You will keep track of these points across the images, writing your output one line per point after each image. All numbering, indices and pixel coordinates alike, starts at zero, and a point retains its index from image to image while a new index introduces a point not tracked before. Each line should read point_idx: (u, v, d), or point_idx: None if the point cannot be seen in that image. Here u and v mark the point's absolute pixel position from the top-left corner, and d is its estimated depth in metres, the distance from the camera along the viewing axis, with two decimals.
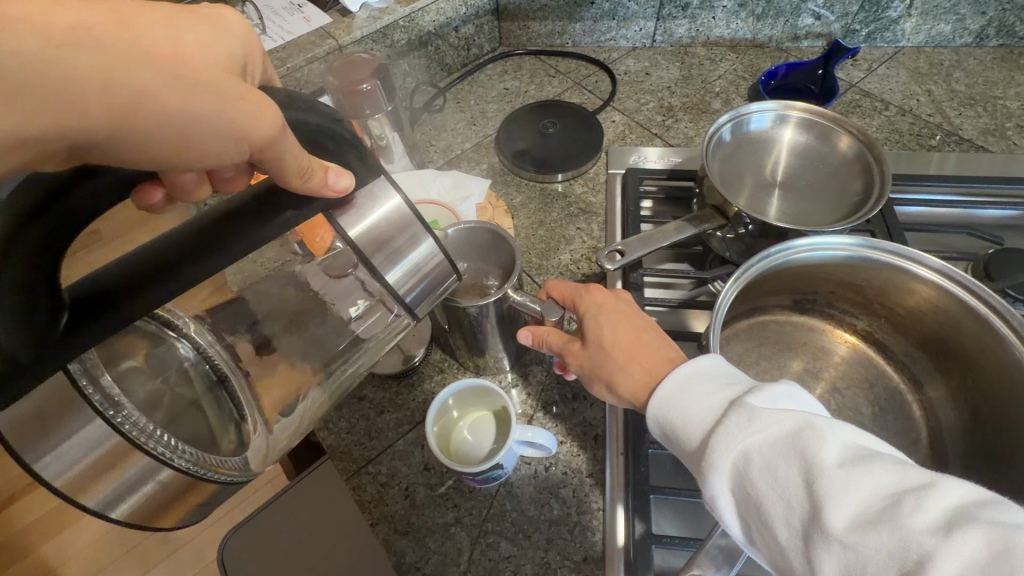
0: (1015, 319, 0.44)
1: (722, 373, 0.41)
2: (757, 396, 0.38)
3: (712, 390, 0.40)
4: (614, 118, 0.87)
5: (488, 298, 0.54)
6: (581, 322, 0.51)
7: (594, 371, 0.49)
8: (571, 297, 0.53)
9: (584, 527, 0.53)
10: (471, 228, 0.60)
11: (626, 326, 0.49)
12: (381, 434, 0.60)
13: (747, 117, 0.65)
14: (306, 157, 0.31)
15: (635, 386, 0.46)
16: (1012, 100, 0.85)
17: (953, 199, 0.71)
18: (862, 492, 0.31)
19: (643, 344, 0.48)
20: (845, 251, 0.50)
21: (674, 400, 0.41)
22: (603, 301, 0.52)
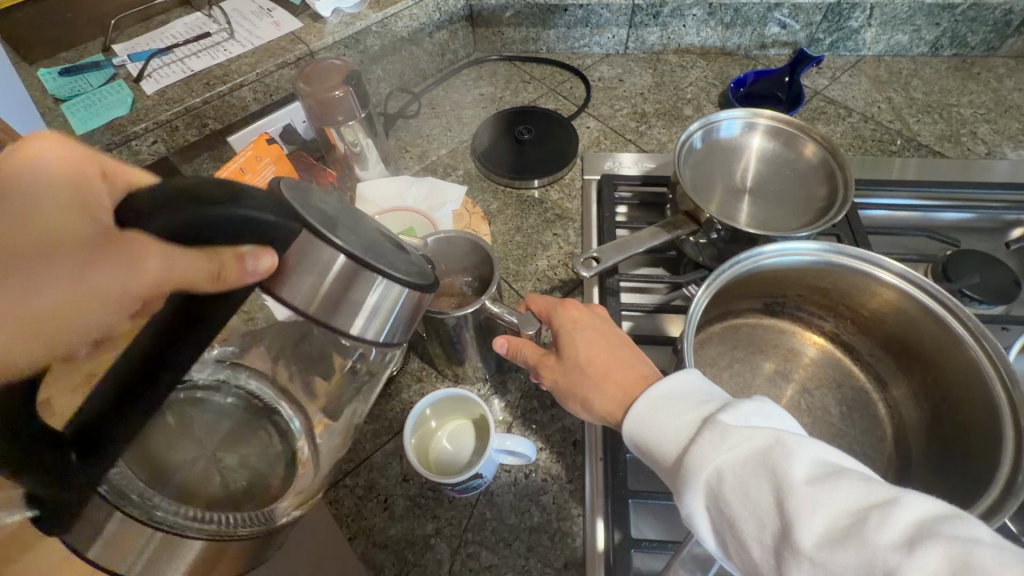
0: (971, 322, 0.46)
1: (696, 389, 0.42)
2: (728, 412, 0.39)
3: (686, 406, 0.41)
4: (589, 124, 0.88)
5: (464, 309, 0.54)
6: (559, 339, 0.51)
7: (569, 388, 0.49)
8: (550, 310, 0.53)
9: (564, 533, 0.54)
10: (449, 237, 0.60)
11: (602, 343, 0.50)
12: (358, 446, 0.60)
13: (717, 124, 0.67)
14: (196, 267, 0.26)
15: (608, 403, 0.46)
16: (966, 108, 0.88)
17: (912, 203, 0.74)
18: (831, 509, 0.32)
19: (618, 362, 0.48)
20: (812, 256, 0.51)
21: (650, 418, 0.41)
22: (579, 317, 0.52)
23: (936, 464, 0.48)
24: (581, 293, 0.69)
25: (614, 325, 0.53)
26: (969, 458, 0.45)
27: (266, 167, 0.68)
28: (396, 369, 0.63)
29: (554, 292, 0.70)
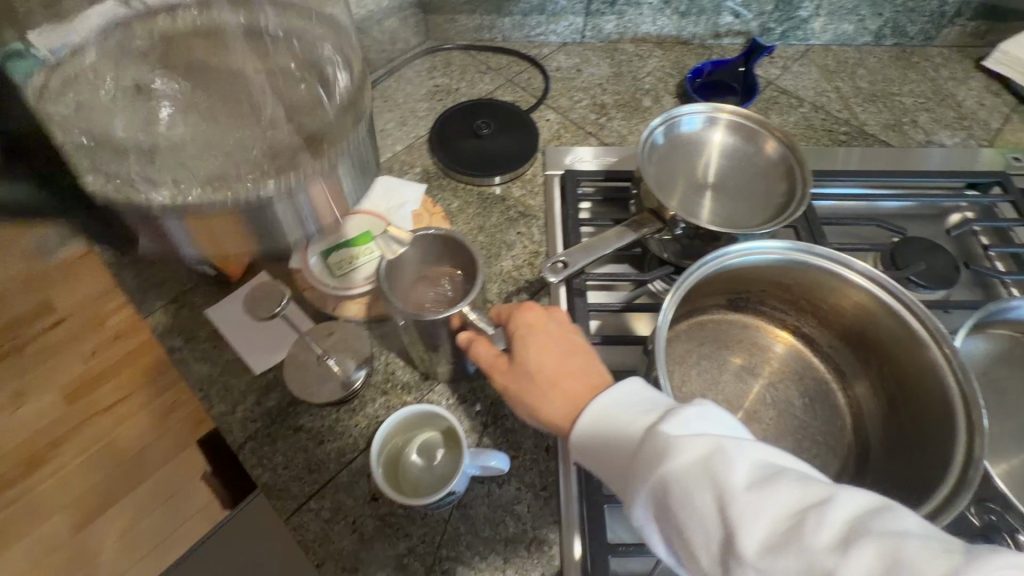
0: (930, 323, 0.47)
1: (642, 397, 0.42)
2: (670, 420, 0.39)
3: (632, 417, 0.41)
4: (549, 116, 0.86)
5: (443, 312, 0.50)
6: (517, 345, 0.49)
7: (523, 398, 0.48)
8: (511, 316, 0.51)
9: (541, 542, 0.53)
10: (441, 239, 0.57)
11: (560, 353, 0.48)
12: (321, 466, 0.57)
13: (678, 119, 0.66)
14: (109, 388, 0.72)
15: (561, 416, 0.46)
16: (907, 97, 0.92)
17: (861, 192, 0.76)
18: (771, 513, 0.32)
19: (574, 373, 0.47)
20: (776, 254, 0.52)
21: (599, 432, 0.42)
22: (537, 324, 0.50)
23: (893, 451, 0.50)
24: (547, 294, 0.68)
25: (572, 328, 0.51)
26: (923, 445, 0.47)
27: None
28: (361, 381, 0.61)
29: (520, 293, 0.69)
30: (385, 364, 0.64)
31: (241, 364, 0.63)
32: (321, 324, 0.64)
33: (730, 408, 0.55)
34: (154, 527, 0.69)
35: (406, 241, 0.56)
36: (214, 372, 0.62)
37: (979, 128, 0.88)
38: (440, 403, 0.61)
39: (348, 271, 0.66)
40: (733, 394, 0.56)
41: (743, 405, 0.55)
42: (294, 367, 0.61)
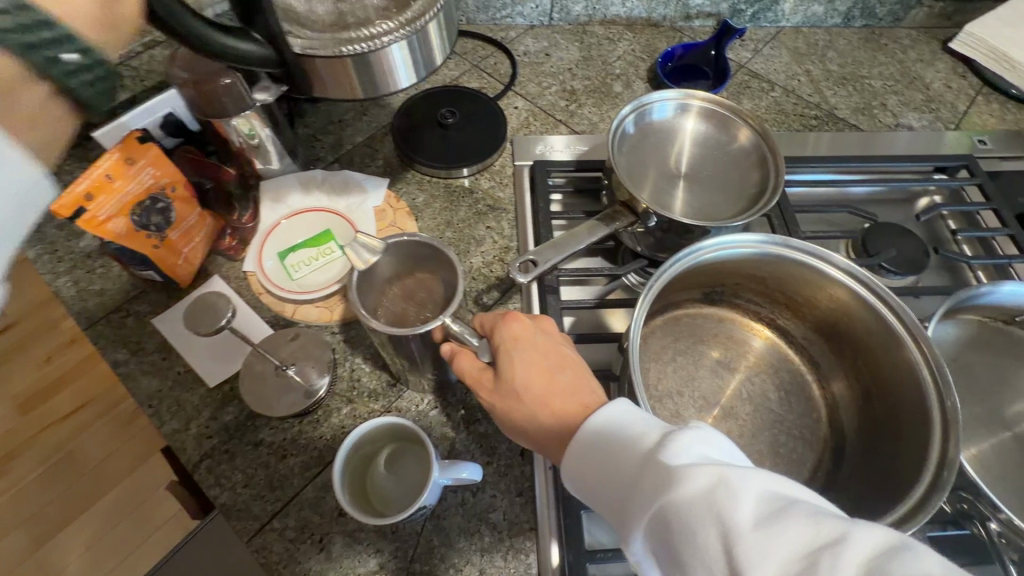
0: (908, 318, 0.46)
1: (636, 421, 0.38)
2: (665, 447, 0.35)
3: (624, 443, 0.37)
4: (517, 104, 0.83)
5: (422, 325, 0.49)
6: (502, 363, 0.47)
7: (510, 418, 0.46)
8: (494, 329, 0.49)
9: (517, 550, 0.52)
10: (418, 243, 0.51)
11: (545, 369, 0.46)
12: (284, 483, 0.54)
13: (649, 107, 0.64)
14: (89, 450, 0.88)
15: (550, 440, 0.44)
16: (876, 79, 0.91)
17: (832, 179, 0.75)
18: (781, 556, 0.27)
19: (562, 392, 0.45)
20: (751, 248, 0.50)
21: (591, 461, 0.38)
22: (521, 338, 0.47)
23: (868, 445, 0.50)
24: (519, 292, 0.66)
25: (560, 342, 0.49)
26: (898, 437, 0.47)
27: (141, 170, 0.57)
28: (324, 391, 0.57)
29: (491, 291, 0.66)
30: (350, 371, 0.60)
31: (193, 377, 0.59)
32: (278, 330, 0.60)
33: (707, 405, 0.54)
34: (115, 542, 0.86)
35: (379, 251, 0.49)
36: (164, 387, 0.58)
37: (946, 111, 0.88)
38: (410, 410, 0.58)
39: (308, 273, 0.64)
40: (709, 391, 0.55)
41: (720, 402, 0.54)
42: (251, 379, 0.57)
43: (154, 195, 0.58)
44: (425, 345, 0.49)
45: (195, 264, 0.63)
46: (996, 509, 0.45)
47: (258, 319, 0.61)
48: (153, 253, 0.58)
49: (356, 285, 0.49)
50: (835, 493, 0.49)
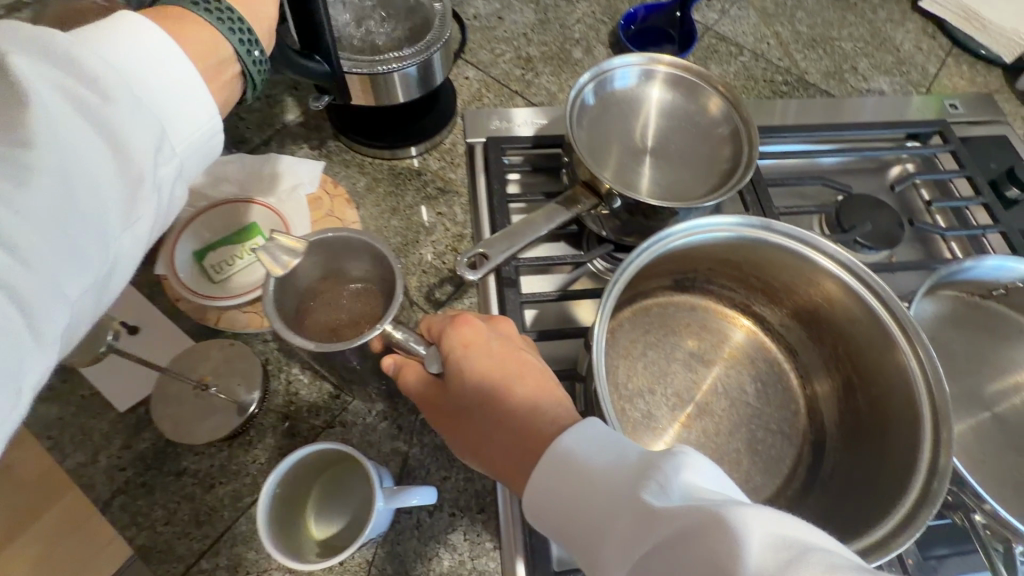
0: (895, 306, 0.42)
1: (616, 446, 0.33)
2: (648, 481, 0.29)
3: (599, 474, 0.32)
4: (468, 74, 0.75)
5: (360, 337, 0.42)
6: (454, 374, 0.41)
7: (465, 434, 0.41)
8: (441, 335, 0.42)
9: (479, 573, 0.47)
10: (347, 239, 0.45)
11: (501, 377, 0.40)
12: (213, 517, 0.47)
13: (610, 74, 0.58)
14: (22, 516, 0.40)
15: (508, 458, 0.38)
16: (847, 41, 0.87)
17: (805, 149, 0.71)
18: None
19: (522, 403, 0.39)
20: (725, 232, 0.45)
21: (562, 494, 0.33)
22: (474, 344, 0.41)
23: (852, 438, 0.47)
24: (475, 285, 0.59)
25: (518, 346, 0.43)
26: (883, 431, 0.43)
27: None
28: (255, 408, 0.50)
29: (444, 285, 0.60)
30: (286, 383, 0.53)
31: (101, 400, 0.51)
32: (196, 344, 0.53)
33: (680, 403, 0.50)
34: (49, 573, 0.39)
35: (300, 253, 0.43)
36: (64, 415, 0.50)
37: (917, 73, 0.84)
38: (356, 425, 0.52)
39: (232, 273, 0.56)
40: (683, 387, 0.51)
41: (694, 399, 0.50)
42: (169, 400, 0.50)
43: None
44: (364, 355, 0.43)
45: None
46: (981, 500, 0.42)
47: (175, 329, 0.54)
48: None
49: (275, 291, 0.42)
50: (817, 492, 0.46)
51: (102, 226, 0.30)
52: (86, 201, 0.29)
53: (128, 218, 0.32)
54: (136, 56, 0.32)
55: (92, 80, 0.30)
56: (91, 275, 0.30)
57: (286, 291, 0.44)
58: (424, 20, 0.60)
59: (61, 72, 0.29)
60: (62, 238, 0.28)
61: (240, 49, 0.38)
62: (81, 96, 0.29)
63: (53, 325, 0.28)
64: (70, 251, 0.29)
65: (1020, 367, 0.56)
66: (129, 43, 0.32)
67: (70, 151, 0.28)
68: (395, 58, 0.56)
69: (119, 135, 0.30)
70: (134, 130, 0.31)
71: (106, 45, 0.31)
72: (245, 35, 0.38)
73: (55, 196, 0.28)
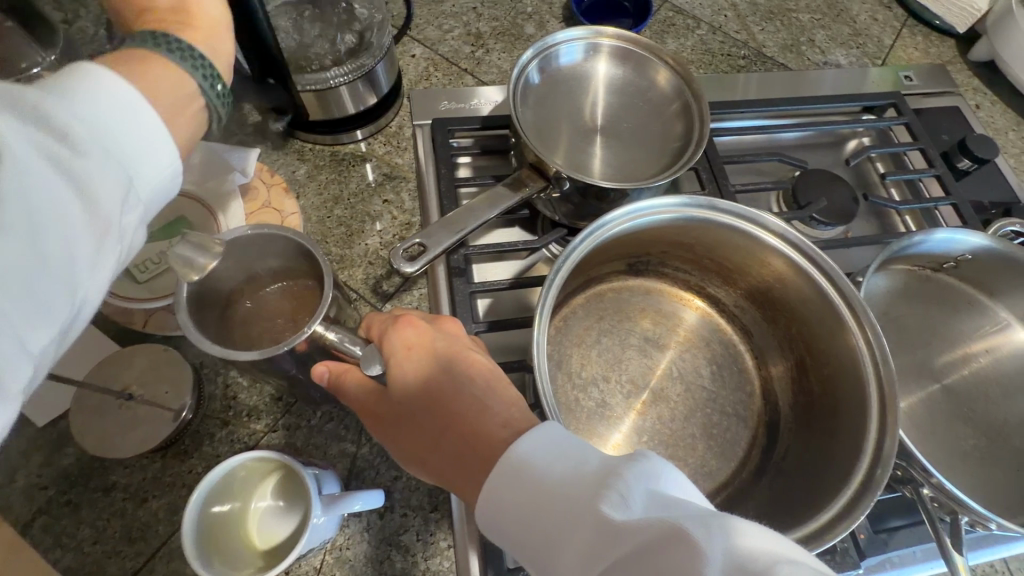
0: (845, 286, 0.41)
1: (575, 448, 0.31)
2: (608, 488, 0.28)
3: (557, 480, 0.30)
4: (414, 52, 0.71)
5: (289, 340, 0.39)
6: (397, 378, 0.38)
7: (407, 441, 0.38)
8: (384, 336, 0.40)
9: (433, 573, 0.46)
10: (267, 234, 0.41)
11: (448, 379, 0.38)
12: (146, 532, 0.45)
13: (555, 49, 0.55)
14: None
15: (452, 464, 0.36)
16: (804, 13, 0.85)
17: (762, 124, 0.70)
18: None
19: (470, 404, 0.37)
20: (670, 214, 0.44)
21: (513, 502, 0.31)
22: (419, 346, 0.39)
23: (805, 419, 0.46)
24: (424, 275, 0.57)
25: (466, 344, 0.40)
26: (835, 411, 0.43)
27: None
28: (190, 415, 0.47)
29: (392, 277, 0.57)
30: (224, 387, 0.50)
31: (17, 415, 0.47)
32: (123, 349, 0.49)
33: (635, 390, 0.49)
34: None
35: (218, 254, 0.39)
36: None
37: (872, 45, 0.83)
38: (301, 427, 0.49)
39: (158, 273, 0.52)
40: (638, 373, 0.49)
41: (649, 384, 0.49)
42: (91, 413, 0.46)
43: None
44: (296, 359, 0.40)
45: None
46: (929, 474, 0.43)
47: (98, 334, 0.50)
48: None
49: (190, 295, 0.39)
50: (771, 473, 0.46)
51: (69, 280, 0.26)
52: (53, 253, 0.25)
53: (98, 266, 0.27)
54: (110, 96, 0.28)
55: (63, 123, 0.26)
56: (56, 328, 0.26)
57: (208, 293, 0.41)
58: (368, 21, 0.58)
59: (28, 116, 0.25)
60: (24, 297, 0.24)
61: (204, 84, 0.33)
62: (48, 146, 0.25)
63: (15, 384, 0.24)
64: (30, 311, 0.25)
65: (969, 337, 0.56)
66: (104, 84, 0.28)
67: (38, 197, 0.25)
68: (341, 66, 0.54)
69: (94, 180, 0.27)
70: (104, 178, 0.27)
71: (80, 84, 0.27)
72: (208, 69, 0.33)
73: (17, 247, 0.24)
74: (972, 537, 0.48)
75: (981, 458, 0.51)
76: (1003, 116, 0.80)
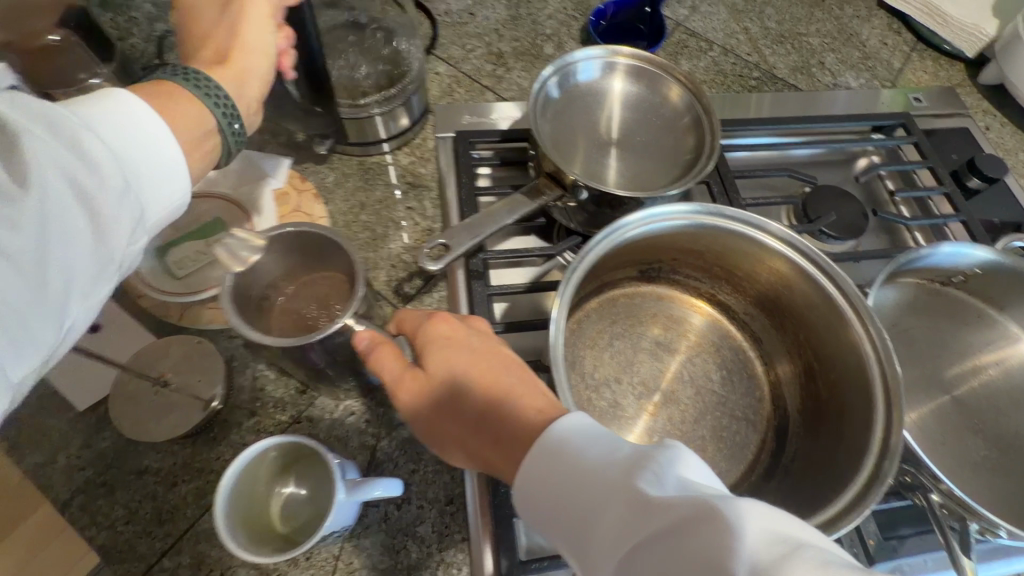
0: (852, 293, 0.43)
1: (606, 437, 0.33)
2: (640, 472, 0.29)
3: (590, 464, 0.31)
4: (439, 69, 0.75)
5: (324, 331, 0.42)
6: (433, 365, 0.40)
7: (431, 425, 0.40)
8: (420, 327, 0.42)
9: (447, 565, 0.47)
10: (305, 233, 0.44)
11: (476, 367, 0.39)
12: (175, 515, 0.47)
13: (574, 67, 0.58)
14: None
15: (479, 442, 0.38)
16: (814, 37, 0.88)
17: (772, 142, 0.72)
18: None
19: (506, 391, 0.38)
20: (682, 220, 0.46)
21: (548, 481, 0.33)
22: (451, 336, 0.41)
23: (813, 424, 0.47)
24: (444, 278, 0.59)
25: (496, 339, 0.42)
26: (843, 414, 0.44)
27: None
28: (219, 404, 0.50)
29: (413, 280, 0.60)
30: (252, 380, 0.52)
31: (60, 399, 0.50)
32: (160, 340, 0.52)
33: (646, 392, 0.50)
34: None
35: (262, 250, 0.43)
36: (23, 414, 0.49)
37: (882, 68, 0.86)
38: (323, 419, 0.52)
39: (195, 270, 0.55)
40: (649, 376, 0.51)
41: (660, 387, 0.51)
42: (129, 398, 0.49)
43: None
44: (326, 349, 0.43)
45: None
46: (937, 480, 0.43)
47: (137, 326, 0.53)
48: None
49: (234, 289, 0.42)
50: (779, 476, 0.47)
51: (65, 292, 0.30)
52: (58, 262, 0.29)
53: (92, 281, 0.31)
54: (133, 136, 0.33)
55: (93, 154, 0.30)
56: (44, 333, 0.29)
57: (248, 286, 0.44)
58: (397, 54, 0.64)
59: (62, 139, 0.29)
60: (22, 302, 0.28)
61: (223, 121, 0.38)
62: (78, 173, 0.29)
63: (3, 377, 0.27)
64: (25, 316, 0.28)
65: (980, 350, 0.57)
66: (128, 122, 0.33)
67: (57, 217, 0.28)
68: (380, 96, 0.61)
69: (108, 210, 0.31)
70: (116, 207, 0.31)
71: (110, 120, 0.32)
72: (228, 108, 0.39)
73: (30, 259, 0.28)
74: (984, 549, 0.48)
75: (991, 469, 0.51)
76: (1013, 138, 0.81)
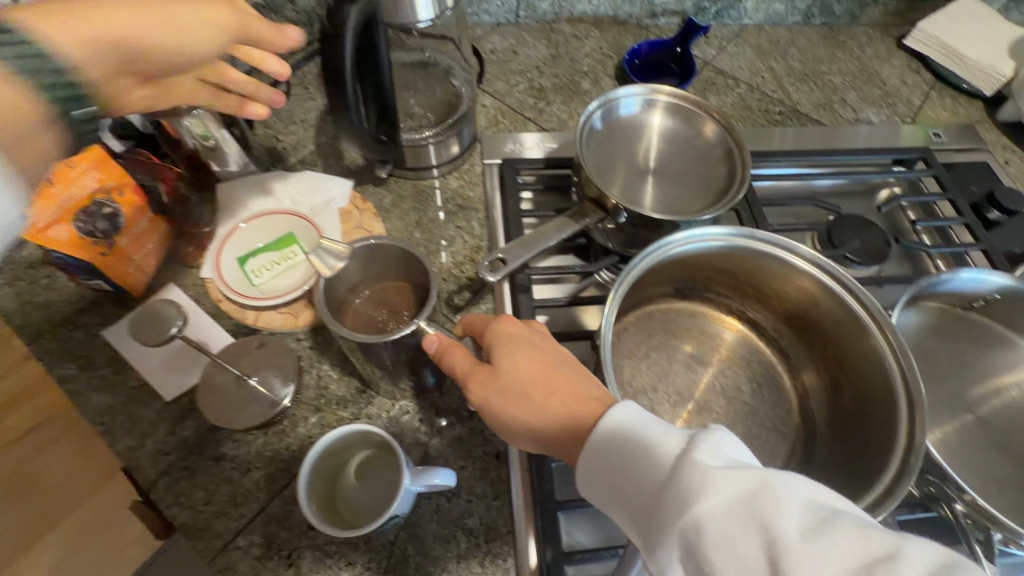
0: (875, 310, 0.47)
1: (657, 421, 0.37)
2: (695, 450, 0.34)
3: (650, 442, 0.36)
4: (485, 102, 0.82)
5: (398, 332, 0.47)
6: (502, 360, 0.44)
7: (495, 416, 0.44)
8: (488, 327, 0.47)
9: (494, 556, 0.50)
10: (381, 246, 0.50)
11: (539, 363, 0.44)
12: (248, 498, 0.51)
13: (616, 102, 0.64)
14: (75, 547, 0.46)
15: (546, 427, 0.42)
16: (836, 75, 0.93)
17: (797, 172, 0.76)
18: (834, 563, 0.28)
19: (567, 385, 0.43)
20: (720, 241, 0.50)
21: (609, 457, 0.37)
22: (516, 333, 0.46)
23: (840, 434, 0.51)
24: (491, 291, 0.64)
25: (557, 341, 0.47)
26: (868, 422, 0.47)
27: (83, 175, 0.55)
28: (288, 401, 0.55)
29: (463, 292, 0.65)
30: (318, 378, 0.58)
31: (148, 390, 0.56)
32: (238, 339, 0.58)
33: (681, 401, 0.54)
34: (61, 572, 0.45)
35: (346, 257, 0.48)
36: (116, 402, 0.55)
37: (902, 105, 0.90)
38: (381, 417, 0.56)
39: (269, 278, 0.62)
40: (683, 385, 0.55)
41: (694, 396, 0.54)
42: (212, 389, 0.54)
43: (97, 200, 0.56)
44: (396, 348, 0.47)
45: (146, 272, 0.60)
46: (961, 491, 0.46)
47: (216, 326, 0.59)
48: (95, 260, 0.55)
49: (323, 292, 0.48)
50: None
51: None
52: None
53: None
54: None
55: None
56: None
57: (329, 291, 0.50)
58: (451, 90, 0.71)
59: None
60: None
61: (62, 107, 0.34)
62: None
63: None
64: None
65: (1002, 372, 0.60)
66: None
67: None
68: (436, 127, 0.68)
69: None
70: None
71: None
72: (67, 91, 0.34)
73: None
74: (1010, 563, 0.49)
75: (1015, 485, 0.53)
76: None
